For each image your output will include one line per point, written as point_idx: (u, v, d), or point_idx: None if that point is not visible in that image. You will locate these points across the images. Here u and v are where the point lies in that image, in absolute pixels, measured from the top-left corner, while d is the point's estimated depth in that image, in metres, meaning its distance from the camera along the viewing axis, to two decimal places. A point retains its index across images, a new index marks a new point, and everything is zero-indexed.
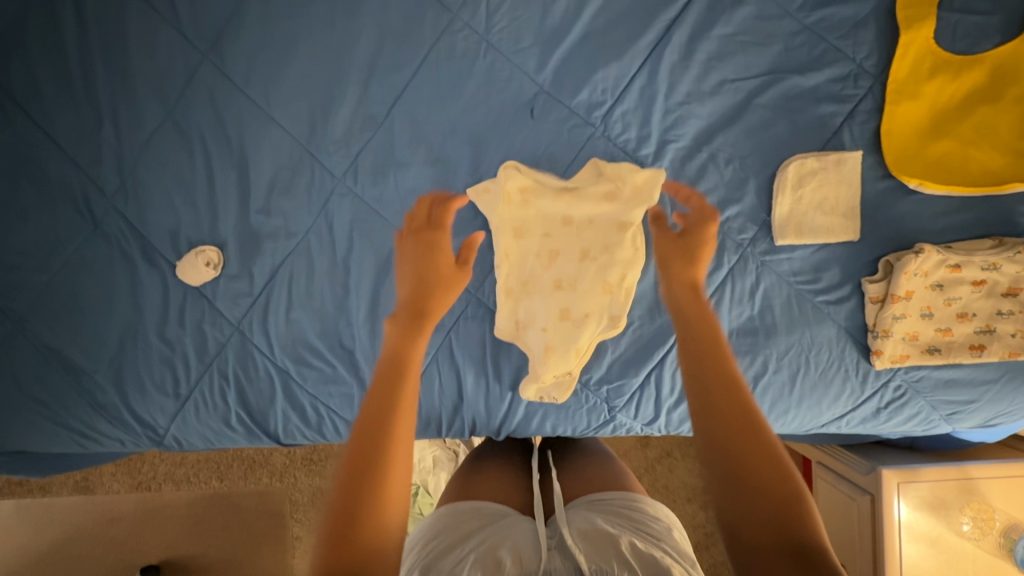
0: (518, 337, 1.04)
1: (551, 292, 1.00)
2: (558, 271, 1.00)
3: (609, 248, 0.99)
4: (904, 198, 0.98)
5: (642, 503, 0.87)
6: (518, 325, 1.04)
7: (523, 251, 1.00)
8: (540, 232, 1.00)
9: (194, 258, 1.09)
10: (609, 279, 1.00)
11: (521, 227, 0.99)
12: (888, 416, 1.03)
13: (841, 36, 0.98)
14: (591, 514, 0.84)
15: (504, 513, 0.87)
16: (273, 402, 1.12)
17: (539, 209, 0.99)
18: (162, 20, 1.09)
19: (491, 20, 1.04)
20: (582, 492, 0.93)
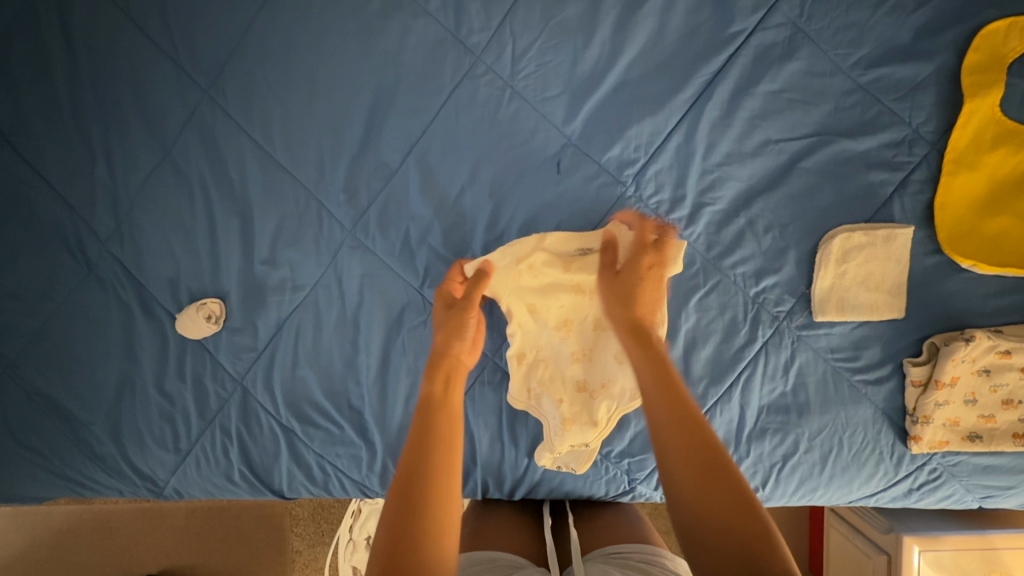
0: (531, 406, 1.00)
1: (568, 363, 1.00)
2: (574, 342, 0.99)
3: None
4: (954, 276, 0.92)
5: (663, 557, 0.84)
6: (532, 394, 1.00)
7: (538, 325, 0.99)
8: (555, 304, 0.97)
9: (194, 311, 1.02)
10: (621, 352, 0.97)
11: (535, 301, 0.97)
12: (919, 498, 0.99)
13: (897, 99, 0.90)
14: (607, 566, 0.81)
15: (520, 565, 0.84)
16: (277, 460, 1.07)
17: (550, 283, 0.97)
18: (157, 51, 1.00)
19: (516, 65, 0.96)
20: (599, 545, 0.91)
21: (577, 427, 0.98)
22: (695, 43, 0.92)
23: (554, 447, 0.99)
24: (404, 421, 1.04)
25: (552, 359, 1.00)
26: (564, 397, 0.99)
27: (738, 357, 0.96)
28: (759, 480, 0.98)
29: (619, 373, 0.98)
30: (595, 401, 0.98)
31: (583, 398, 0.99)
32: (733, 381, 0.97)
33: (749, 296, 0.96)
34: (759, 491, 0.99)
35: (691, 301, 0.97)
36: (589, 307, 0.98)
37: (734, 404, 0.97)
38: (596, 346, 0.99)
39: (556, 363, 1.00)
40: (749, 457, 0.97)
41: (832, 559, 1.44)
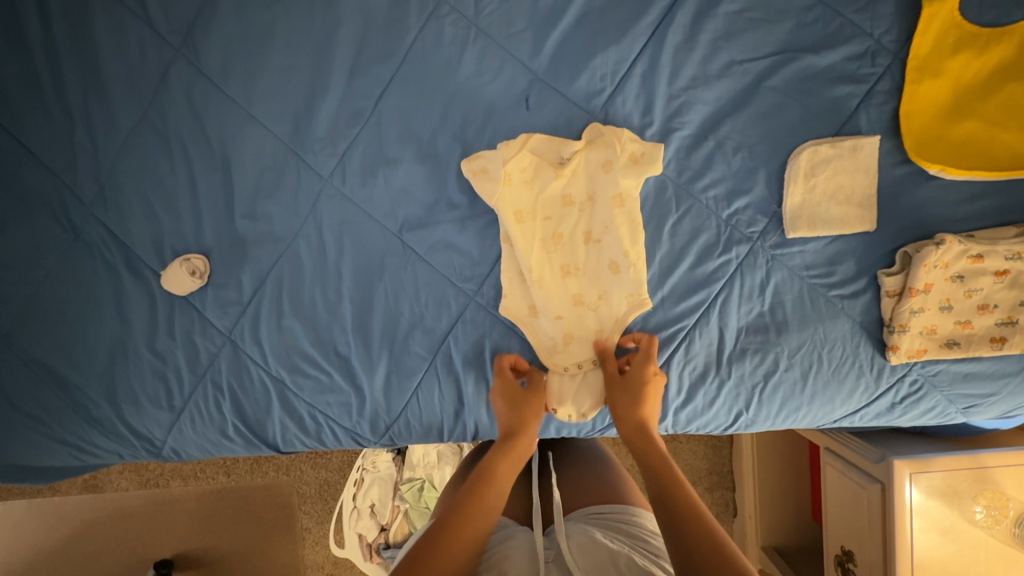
0: (529, 324, 1.02)
1: (565, 279, 1.01)
2: (564, 256, 1.01)
3: (609, 228, 0.98)
4: (924, 184, 0.93)
5: (641, 518, 0.87)
6: (531, 314, 1.02)
7: (527, 235, 1.00)
8: (541, 214, 1.01)
9: (179, 267, 1.04)
10: (617, 260, 0.98)
11: (523, 210, 1.00)
12: (901, 412, 1.00)
13: (858, 10, 0.91)
14: (589, 527, 0.84)
15: (503, 526, 0.88)
16: (269, 412, 1.09)
17: (540, 189, 0.99)
18: (129, 13, 1.01)
19: (480, 4, 0.97)
20: (581, 504, 0.94)
21: (579, 338, 1.01)
22: None
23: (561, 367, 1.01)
24: (391, 365, 1.07)
25: (547, 276, 1.01)
26: (562, 313, 1.01)
27: (713, 279, 0.98)
28: (742, 401, 0.99)
29: (612, 284, 0.99)
30: (591, 312, 1.01)
31: (583, 310, 1.01)
32: (709, 302, 0.98)
33: (722, 219, 0.97)
34: (744, 414, 1.00)
35: (665, 226, 0.98)
36: (576, 220, 1.01)
37: (713, 326, 0.98)
38: (584, 259, 1.01)
39: (552, 278, 1.01)
40: (729, 376, 0.99)
41: (831, 510, 1.40)
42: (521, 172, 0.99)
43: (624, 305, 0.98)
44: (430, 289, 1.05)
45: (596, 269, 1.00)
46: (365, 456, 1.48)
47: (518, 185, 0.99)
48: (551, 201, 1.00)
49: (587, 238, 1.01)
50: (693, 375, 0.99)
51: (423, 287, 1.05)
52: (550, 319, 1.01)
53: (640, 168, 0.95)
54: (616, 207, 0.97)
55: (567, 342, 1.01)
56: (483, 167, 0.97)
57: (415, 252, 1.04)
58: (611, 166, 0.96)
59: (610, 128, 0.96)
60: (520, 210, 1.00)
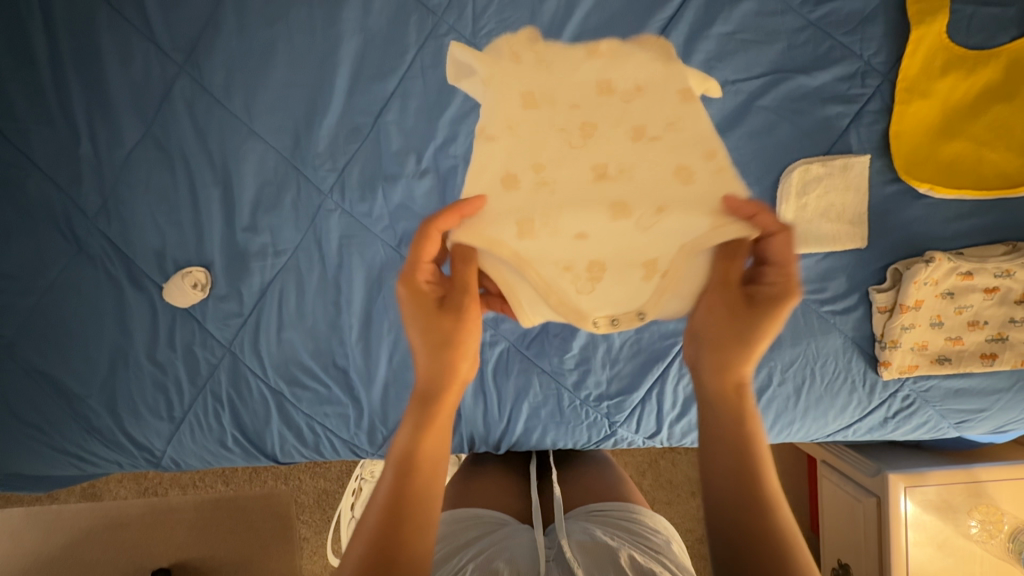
0: (530, 248, 0.95)
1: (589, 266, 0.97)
2: (583, 233, 0.96)
3: (674, 124, 0.93)
4: (914, 203, 0.95)
5: (642, 515, 0.87)
6: (523, 234, 0.94)
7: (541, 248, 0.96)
8: (564, 100, 0.94)
9: (180, 280, 1.05)
10: (659, 209, 0.94)
11: (534, 92, 0.94)
12: (893, 426, 1.01)
13: (847, 33, 0.93)
14: (588, 525, 0.84)
15: (504, 522, 0.87)
16: (268, 423, 1.10)
17: (549, 239, 0.96)
18: (134, 30, 1.04)
19: (478, 24, 0.99)
20: (580, 502, 0.94)
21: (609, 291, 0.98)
22: None
23: (591, 317, 0.99)
24: (389, 377, 1.07)
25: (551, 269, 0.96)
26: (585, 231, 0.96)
27: None
28: None
29: (655, 239, 0.95)
30: (630, 245, 0.96)
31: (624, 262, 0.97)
32: None
33: None
34: None
35: None
36: (614, 111, 0.93)
37: None
38: (631, 159, 0.94)
39: (572, 182, 0.94)
40: None
41: (827, 523, 1.40)
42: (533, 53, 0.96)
43: (671, 249, 0.93)
44: None
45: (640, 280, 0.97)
46: (363, 466, 1.49)
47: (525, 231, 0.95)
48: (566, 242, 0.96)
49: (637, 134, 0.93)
50: (685, 391, 1.05)
51: None
52: (568, 236, 0.95)
53: (674, 64, 0.94)
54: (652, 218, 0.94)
55: (595, 281, 0.97)
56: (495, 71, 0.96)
57: None
58: (651, 213, 0.94)
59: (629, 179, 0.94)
60: (532, 93, 0.94)
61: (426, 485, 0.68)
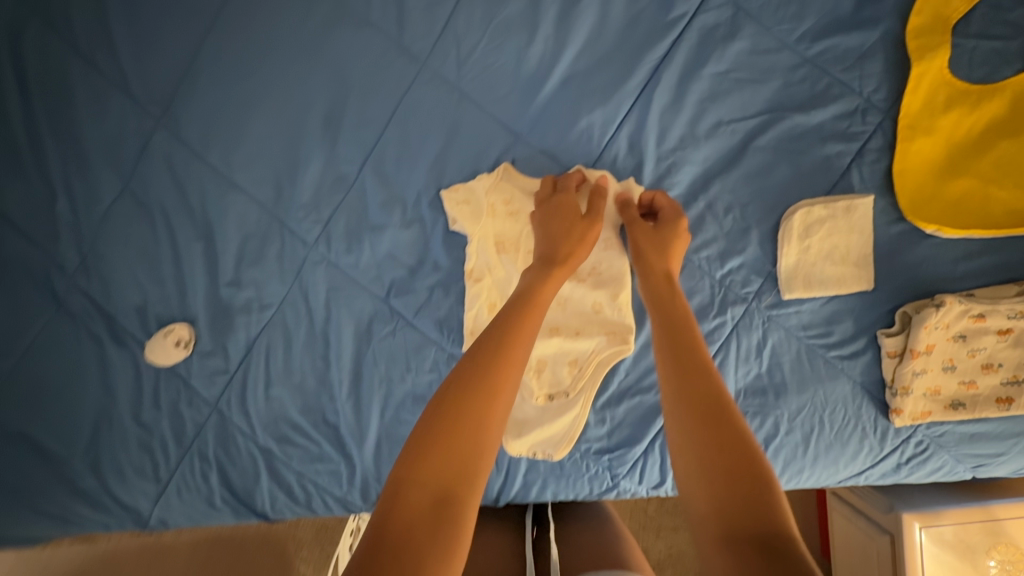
0: None
1: (546, 338, 0.96)
2: (554, 315, 0.97)
3: (598, 269, 0.95)
4: (920, 243, 0.91)
5: None
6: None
7: None
8: (525, 246, 0.96)
9: (163, 338, 1.02)
10: (598, 301, 0.96)
11: (506, 240, 0.97)
12: (908, 472, 0.96)
13: (845, 69, 0.90)
14: None
15: None
16: (258, 482, 1.06)
17: None
18: (109, 84, 1.01)
19: (464, 67, 0.96)
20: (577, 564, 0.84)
21: (550, 372, 0.98)
22: (639, 31, 0.92)
23: (535, 395, 0.98)
24: (381, 433, 1.03)
25: None
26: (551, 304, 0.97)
27: (708, 342, 0.95)
28: None
29: (594, 321, 0.97)
30: (567, 347, 0.97)
31: (556, 342, 0.97)
32: None
33: (715, 279, 0.95)
34: None
35: None
36: None
37: None
38: (571, 295, 0.96)
39: None
40: None
41: (840, 560, 1.36)
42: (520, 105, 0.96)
43: (600, 337, 0.97)
44: (419, 354, 1.02)
45: (594, 360, 0.97)
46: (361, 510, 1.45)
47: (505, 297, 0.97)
48: None
49: (589, 271, 0.96)
50: None
51: (412, 353, 1.02)
52: None
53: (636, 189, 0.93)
54: (597, 302, 0.96)
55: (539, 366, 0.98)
56: (465, 216, 0.97)
57: (404, 317, 1.02)
58: (601, 303, 0.96)
59: (608, 254, 0.95)
60: (501, 240, 0.97)
61: (472, 418, 0.58)
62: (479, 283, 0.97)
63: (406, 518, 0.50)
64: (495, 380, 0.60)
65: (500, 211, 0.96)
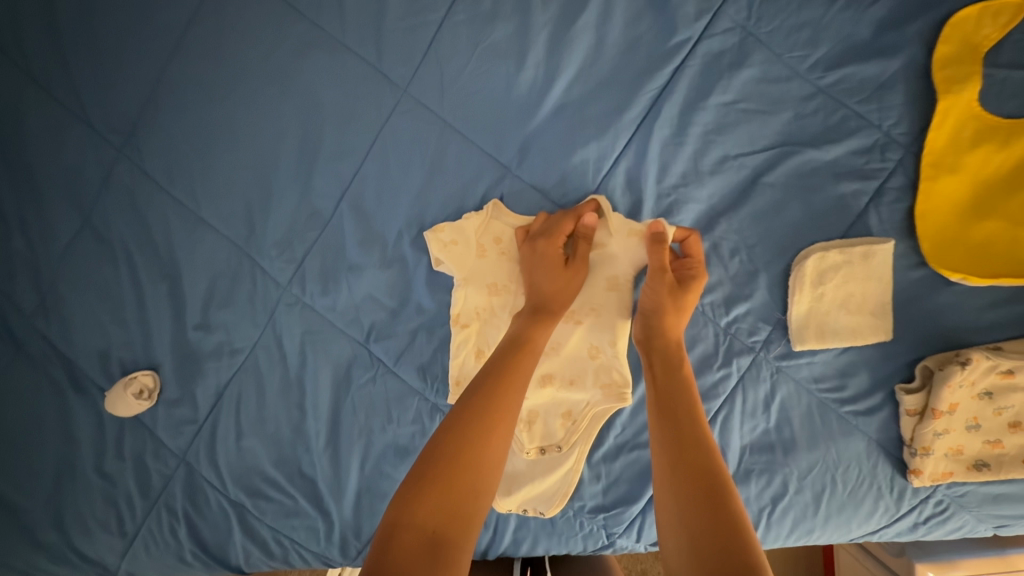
0: None
1: (539, 386, 0.89)
2: (548, 362, 0.89)
3: (597, 311, 0.88)
4: (943, 290, 0.84)
5: None
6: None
7: None
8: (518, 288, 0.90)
9: (124, 387, 0.94)
10: (595, 346, 0.89)
11: (498, 282, 0.90)
12: (926, 533, 0.89)
13: (864, 100, 0.82)
14: None
15: None
16: (230, 537, 0.99)
17: None
18: (65, 112, 0.93)
19: (447, 96, 0.88)
20: None
21: (542, 423, 0.91)
22: (637, 57, 0.84)
23: (526, 450, 0.90)
24: (361, 487, 0.96)
25: None
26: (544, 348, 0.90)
27: (711, 396, 0.88)
28: None
29: (591, 369, 0.89)
30: (560, 397, 0.90)
31: (548, 392, 0.89)
32: (709, 419, 0.88)
33: (720, 327, 0.87)
34: None
35: None
36: None
37: None
38: (567, 340, 0.89)
39: None
40: None
41: None
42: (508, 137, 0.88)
43: (596, 388, 0.89)
44: (401, 403, 0.95)
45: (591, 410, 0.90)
46: None
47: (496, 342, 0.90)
48: None
49: (587, 312, 0.88)
50: None
51: (393, 403, 0.95)
52: None
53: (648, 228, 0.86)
54: (594, 348, 0.89)
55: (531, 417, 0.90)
56: (452, 254, 0.88)
57: (385, 363, 0.95)
58: (599, 349, 0.89)
59: (609, 297, 0.88)
60: (491, 282, 0.90)
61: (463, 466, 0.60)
62: (466, 329, 0.90)
63: (398, 562, 0.52)
64: (486, 434, 0.63)
65: (491, 250, 0.90)
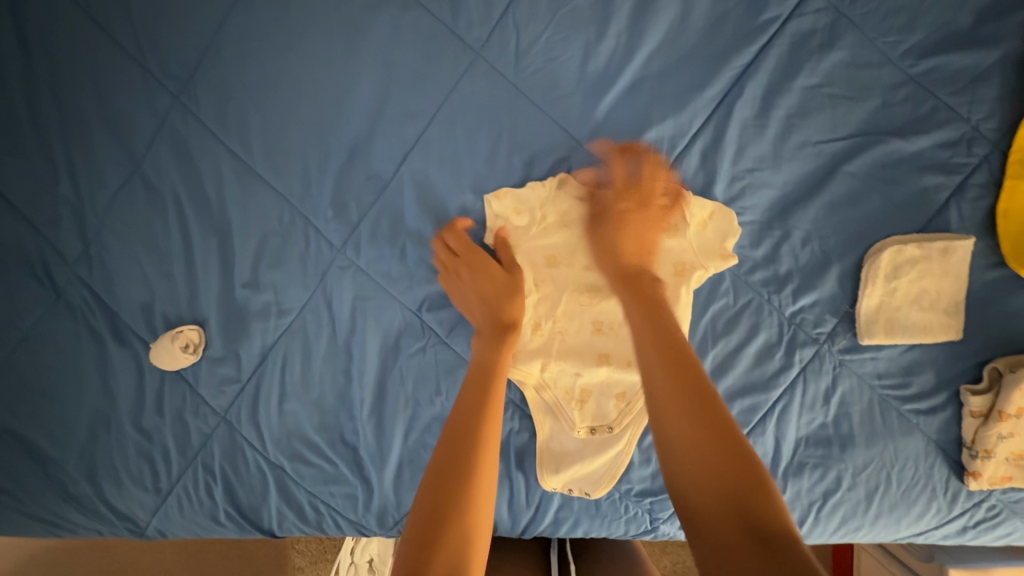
0: (544, 380, 0.90)
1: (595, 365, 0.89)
2: (607, 342, 0.89)
3: (661, 293, 0.84)
4: (1017, 293, 0.83)
5: None
6: (545, 369, 0.89)
7: (569, 336, 0.90)
8: (581, 263, 0.88)
9: (169, 341, 0.92)
10: None
11: (557, 254, 0.88)
12: (975, 537, 0.88)
13: (954, 92, 0.80)
14: None
15: None
16: (265, 500, 0.98)
17: (572, 333, 0.90)
18: (121, 54, 0.89)
19: (521, 61, 0.85)
20: None
21: (595, 403, 0.90)
22: (723, 33, 0.81)
23: (578, 428, 0.89)
24: (404, 457, 0.95)
25: (555, 367, 0.89)
26: (602, 327, 0.89)
27: (771, 386, 0.86)
28: (796, 519, 0.87)
29: None
30: (616, 378, 0.89)
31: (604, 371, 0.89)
32: (768, 410, 0.86)
33: (785, 316, 0.86)
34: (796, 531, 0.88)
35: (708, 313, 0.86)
36: None
37: (769, 437, 0.86)
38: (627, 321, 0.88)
39: (576, 333, 0.90)
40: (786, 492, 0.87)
41: None
42: (582, 108, 0.85)
43: None
44: (450, 375, 0.93)
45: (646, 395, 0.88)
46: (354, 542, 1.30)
47: (554, 316, 0.89)
48: (578, 343, 0.90)
49: None
50: None
51: (442, 373, 0.93)
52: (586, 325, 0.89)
53: (729, 217, 0.83)
54: None
55: (583, 396, 0.90)
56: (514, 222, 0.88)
57: (437, 334, 0.93)
58: None
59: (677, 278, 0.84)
60: (554, 255, 0.88)
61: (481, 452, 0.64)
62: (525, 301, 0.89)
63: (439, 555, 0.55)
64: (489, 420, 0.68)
65: (557, 224, 0.88)
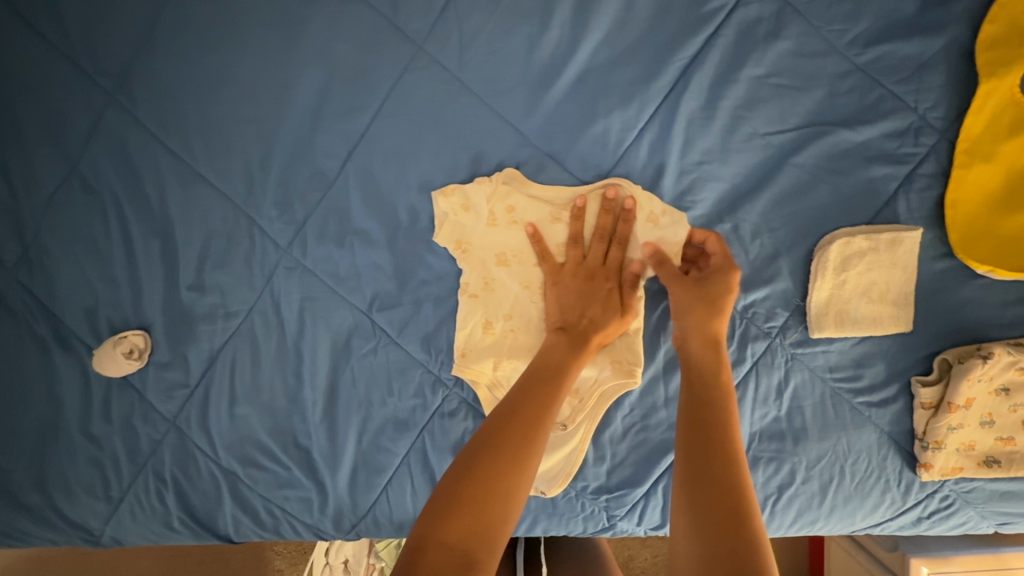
0: (497, 379, 0.89)
1: None
2: None
3: None
4: (966, 283, 0.82)
5: None
6: (498, 367, 0.88)
7: (519, 334, 0.88)
8: (529, 259, 0.87)
9: (112, 347, 0.90)
10: None
11: (507, 252, 0.87)
12: (929, 527, 0.88)
13: (900, 81, 0.79)
14: None
15: None
16: (220, 505, 0.96)
17: (523, 330, 0.88)
18: (53, 52, 0.87)
19: (465, 54, 0.83)
20: None
21: None
22: (668, 23, 0.80)
23: None
24: (358, 459, 0.94)
25: (506, 365, 0.88)
26: None
27: None
28: None
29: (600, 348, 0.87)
30: None
31: None
32: None
33: (736, 310, 0.85)
34: None
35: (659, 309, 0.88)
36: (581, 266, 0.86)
37: None
38: None
39: (528, 331, 0.88)
40: None
41: None
42: (528, 102, 0.84)
43: (603, 368, 0.87)
44: (402, 376, 0.92)
45: (598, 391, 0.87)
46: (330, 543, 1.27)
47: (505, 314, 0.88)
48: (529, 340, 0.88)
49: None
50: None
51: (395, 374, 0.92)
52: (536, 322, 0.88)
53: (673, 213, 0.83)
54: None
55: None
56: (461, 220, 0.86)
57: (387, 334, 0.91)
58: None
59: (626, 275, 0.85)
60: (503, 252, 0.87)
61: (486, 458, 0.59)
62: (474, 300, 0.88)
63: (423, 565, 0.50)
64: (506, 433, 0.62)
65: (504, 220, 0.86)
